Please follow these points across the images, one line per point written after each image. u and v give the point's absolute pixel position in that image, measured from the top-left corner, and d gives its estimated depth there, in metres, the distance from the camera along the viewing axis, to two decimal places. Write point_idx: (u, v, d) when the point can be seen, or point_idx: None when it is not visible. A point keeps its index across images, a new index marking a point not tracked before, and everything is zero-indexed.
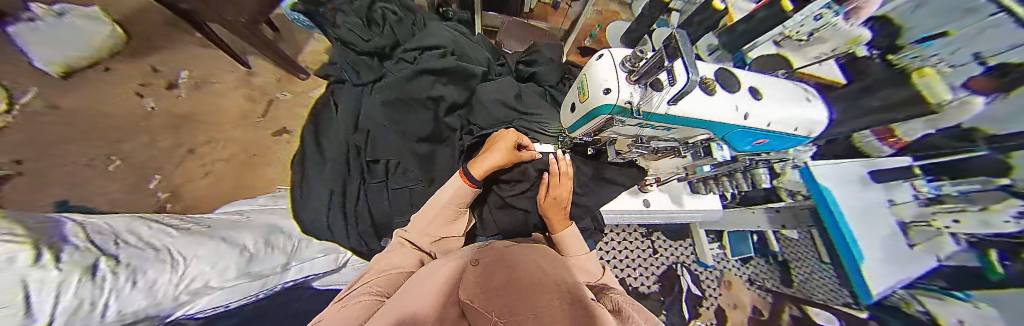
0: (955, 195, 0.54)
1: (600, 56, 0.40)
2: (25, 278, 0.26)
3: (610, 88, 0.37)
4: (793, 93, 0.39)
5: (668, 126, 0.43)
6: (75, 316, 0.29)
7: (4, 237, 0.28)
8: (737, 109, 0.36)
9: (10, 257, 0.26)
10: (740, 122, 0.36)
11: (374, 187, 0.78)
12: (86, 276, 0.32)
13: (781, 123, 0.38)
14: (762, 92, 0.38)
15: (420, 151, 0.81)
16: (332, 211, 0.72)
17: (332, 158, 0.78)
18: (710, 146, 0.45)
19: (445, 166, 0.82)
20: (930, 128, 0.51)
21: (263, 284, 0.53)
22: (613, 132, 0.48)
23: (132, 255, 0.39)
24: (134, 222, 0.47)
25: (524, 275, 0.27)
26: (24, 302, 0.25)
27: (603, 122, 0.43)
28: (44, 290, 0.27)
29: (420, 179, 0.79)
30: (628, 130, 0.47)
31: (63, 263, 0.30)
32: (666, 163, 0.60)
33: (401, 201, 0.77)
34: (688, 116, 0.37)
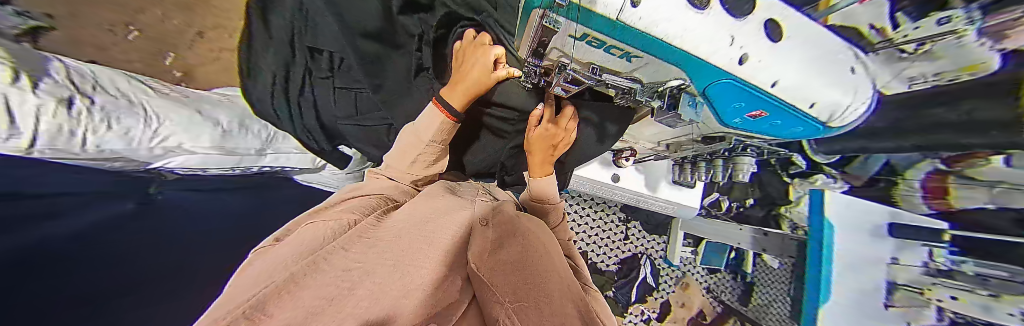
0: (971, 275, 0.47)
1: None
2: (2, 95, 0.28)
3: None
4: (834, 49, 0.22)
5: (632, 57, 0.22)
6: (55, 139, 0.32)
7: None
8: (730, 46, 0.19)
9: None
10: (733, 71, 0.20)
11: (317, 83, 0.56)
12: (64, 108, 0.34)
13: (799, 95, 0.21)
14: (784, 30, 0.20)
15: (369, 49, 0.50)
16: (279, 102, 0.55)
17: (274, 35, 0.51)
18: (680, 99, 0.26)
19: (399, 78, 0.53)
20: (994, 201, 0.43)
21: (237, 162, 0.58)
22: (561, 50, 0.25)
23: (109, 100, 0.40)
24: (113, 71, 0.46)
25: (536, 254, 0.32)
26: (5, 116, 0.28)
27: (537, 31, 0.22)
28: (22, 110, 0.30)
29: (364, 84, 0.53)
30: (577, 54, 0.24)
31: (40, 91, 0.32)
32: (648, 132, 0.48)
33: (347, 105, 0.57)
34: (656, 33, 0.17)
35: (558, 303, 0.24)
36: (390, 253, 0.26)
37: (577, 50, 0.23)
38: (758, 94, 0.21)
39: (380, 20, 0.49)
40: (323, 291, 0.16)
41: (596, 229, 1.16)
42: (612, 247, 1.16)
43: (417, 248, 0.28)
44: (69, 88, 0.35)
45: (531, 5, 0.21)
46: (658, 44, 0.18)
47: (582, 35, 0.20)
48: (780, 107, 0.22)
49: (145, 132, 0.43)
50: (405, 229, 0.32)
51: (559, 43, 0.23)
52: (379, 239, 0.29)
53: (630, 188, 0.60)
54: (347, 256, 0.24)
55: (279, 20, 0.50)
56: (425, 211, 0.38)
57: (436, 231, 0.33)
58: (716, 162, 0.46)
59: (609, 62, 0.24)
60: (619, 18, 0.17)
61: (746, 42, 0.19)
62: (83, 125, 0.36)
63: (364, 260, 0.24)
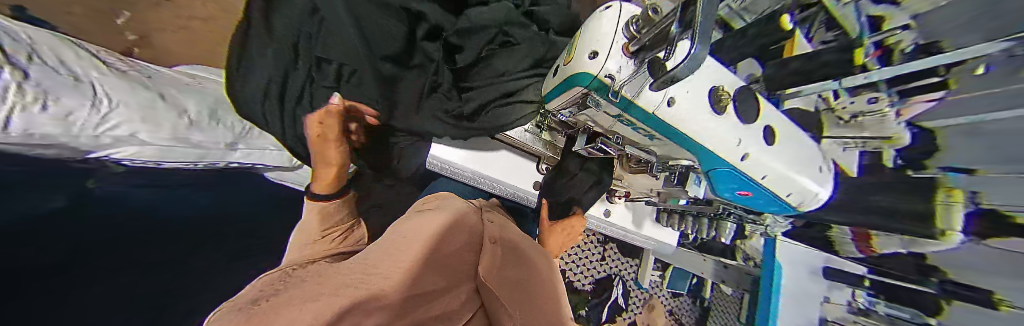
0: (882, 314, 0.53)
1: (609, 8, 0.22)
2: None
3: (598, 50, 0.21)
4: (807, 151, 0.26)
5: (651, 135, 0.26)
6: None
7: None
8: (737, 145, 0.22)
9: None
10: (734, 164, 0.23)
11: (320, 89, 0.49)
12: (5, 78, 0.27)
13: (780, 185, 0.25)
14: (777, 135, 0.24)
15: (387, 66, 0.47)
16: (270, 109, 0.47)
17: (275, 32, 0.43)
18: (689, 177, 0.33)
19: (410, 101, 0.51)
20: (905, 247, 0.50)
21: (201, 156, 0.52)
22: (589, 117, 0.30)
23: (49, 73, 0.32)
24: (50, 39, 0.38)
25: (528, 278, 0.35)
26: None
27: (574, 97, 0.27)
28: None
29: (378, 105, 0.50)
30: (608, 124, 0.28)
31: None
32: (641, 181, 0.53)
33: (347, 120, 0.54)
34: (681, 129, 0.22)
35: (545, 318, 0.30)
36: (383, 262, 0.26)
37: (604, 121, 0.28)
38: (750, 182, 0.24)
39: (401, 43, 0.47)
40: (326, 295, 0.18)
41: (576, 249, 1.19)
42: (590, 267, 1.20)
43: (394, 251, 0.27)
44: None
45: (573, 81, 0.24)
46: (677, 134, 0.22)
47: (618, 115, 0.25)
48: (762, 192, 0.26)
49: (91, 116, 0.36)
50: (392, 240, 0.30)
51: (593, 112, 0.28)
52: (374, 256, 0.28)
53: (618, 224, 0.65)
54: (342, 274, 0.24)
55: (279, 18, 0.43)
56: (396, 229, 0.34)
57: (414, 230, 0.31)
58: (703, 218, 0.51)
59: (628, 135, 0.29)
60: (657, 112, 0.21)
61: (749, 143, 0.22)
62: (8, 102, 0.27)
63: (377, 269, 0.25)
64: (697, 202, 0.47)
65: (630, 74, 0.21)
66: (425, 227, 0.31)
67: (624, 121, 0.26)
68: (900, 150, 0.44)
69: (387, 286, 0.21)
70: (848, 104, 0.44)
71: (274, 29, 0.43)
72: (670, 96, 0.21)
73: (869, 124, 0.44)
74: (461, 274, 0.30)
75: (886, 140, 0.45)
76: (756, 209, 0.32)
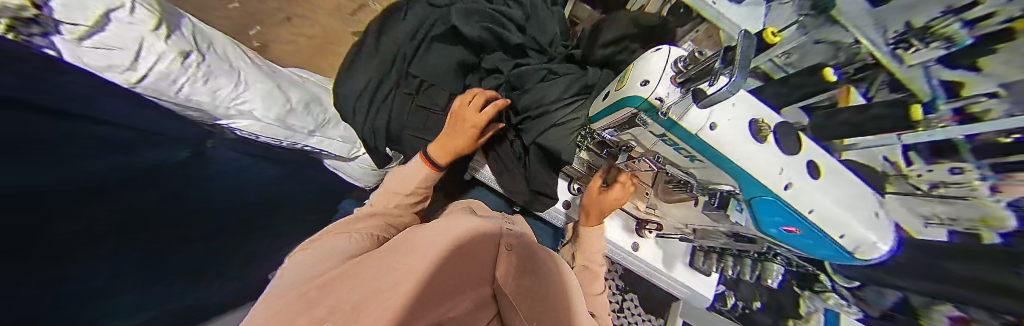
0: None
1: (659, 50, 0.28)
2: (144, 38, 0.38)
3: (650, 79, 0.26)
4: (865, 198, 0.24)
5: (693, 156, 0.28)
6: (161, 74, 0.40)
7: (144, 5, 0.39)
8: (779, 174, 0.23)
9: (142, 19, 0.37)
10: (777, 192, 0.23)
11: (404, 90, 0.68)
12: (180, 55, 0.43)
13: (838, 227, 0.23)
14: (824, 171, 0.24)
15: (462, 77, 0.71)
16: (362, 100, 0.65)
17: (382, 51, 0.69)
18: (729, 202, 0.33)
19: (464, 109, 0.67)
20: None
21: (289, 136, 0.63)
22: (633, 136, 0.33)
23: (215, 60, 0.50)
24: (225, 43, 0.58)
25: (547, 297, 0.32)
26: (138, 50, 0.37)
27: (624, 117, 0.30)
28: (150, 50, 0.38)
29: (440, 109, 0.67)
30: (651, 144, 0.32)
31: (169, 38, 0.41)
32: (676, 212, 0.51)
33: (415, 119, 0.67)
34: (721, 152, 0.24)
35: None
36: (379, 278, 0.25)
37: (647, 139, 0.31)
38: (796, 216, 0.23)
39: None
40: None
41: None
42: None
43: (409, 262, 0.27)
44: (192, 46, 0.45)
45: (624, 102, 0.29)
46: (717, 156, 0.25)
47: (662, 135, 0.28)
48: (812, 232, 0.24)
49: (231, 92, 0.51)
50: (404, 248, 0.32)
51: (637, 131, 0.31)
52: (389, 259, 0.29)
53: (647, 260, 0.60)
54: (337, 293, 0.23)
55: (391, 45, 0.70)
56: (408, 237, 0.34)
57: (431, 237, 0.31)
58: (745, 259, 0.50)
59: (669, 154, 0.32)
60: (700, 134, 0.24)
61: (792, 174, 0.23)
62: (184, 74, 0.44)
63: (394, 264, 0.27)
64: (738, 241, 0.44)
65: (678, 100, 0.24)
66: (434, 241, 0.31)
67: (667, 141, 0.29)
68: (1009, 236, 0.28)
69: (389, 300, 0.21)
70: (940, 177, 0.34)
71: (385, 48, 0.70)
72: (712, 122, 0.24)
73: (952, 199, 0.33)
74: (476, 282, 0.29)
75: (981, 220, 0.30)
76: (809, 254, 0.29)
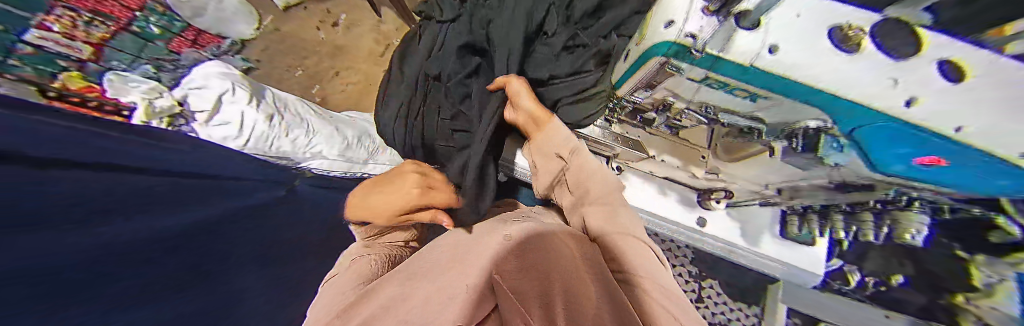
0: None
1: None
2: (241, 109, 0.58)
3: (675, 20, 0.24)
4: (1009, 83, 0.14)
5: (754, 93, 0.25)
6: (258, 139, 0.58)
7: (240, 83, 0.63)
8: (894, 88, 0.18)
9: (234, 90, 0.60)
10: (895, 114, 0.18)
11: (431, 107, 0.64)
12: (268, 120, 0.61)
13: (993, 135, 0.16)
14: (965, 68, 0.16)
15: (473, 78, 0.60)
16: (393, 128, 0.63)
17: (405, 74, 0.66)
18: (820, 140, 0.26)
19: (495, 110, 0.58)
20: None
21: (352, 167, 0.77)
22: (666, 90, 0.32)
23: (291, 121, 0.67)
24: (298, 102, 0.76)
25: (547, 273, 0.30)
26: (237, 117, 0.57)
27: (653, 71, 0.30)
28: (235, 104, 0.59)
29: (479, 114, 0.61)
30: (698, 92, 0.29)
31: (252, 98, 0.62)
32: (751, 173, 0.43)
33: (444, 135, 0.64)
34: (798, 77, 0.20)
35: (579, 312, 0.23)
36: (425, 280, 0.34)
37: (693, 90, 0.30)
38: (933, 138, 0.18)
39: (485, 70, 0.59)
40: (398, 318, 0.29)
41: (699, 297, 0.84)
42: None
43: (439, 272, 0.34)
44: (270, 110, 0.64)
45: (653, 54, 0.27)
46: (788, 84, 0.21)
47: (704, 78, 0.26)
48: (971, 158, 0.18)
49: (303, 139, 0.66)
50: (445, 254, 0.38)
51: (674, 82, 0.30)
52: (423, 259, 0.38)
53: (719, 235, 0.51)
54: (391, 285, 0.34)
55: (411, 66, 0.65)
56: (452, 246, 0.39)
57: (475, 249, 0.37)
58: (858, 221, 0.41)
59: (725, 102, 0.29)
60: (755, 63, 0.21)
61: (920, 83, 0.17)
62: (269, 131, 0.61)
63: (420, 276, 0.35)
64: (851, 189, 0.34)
65: (712, 29, 0.22)
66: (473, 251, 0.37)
67: (712, 83, 0.27)
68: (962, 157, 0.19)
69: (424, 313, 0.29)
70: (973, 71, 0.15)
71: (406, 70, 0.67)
72: (771, 42, 0.20)
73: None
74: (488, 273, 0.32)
75: None
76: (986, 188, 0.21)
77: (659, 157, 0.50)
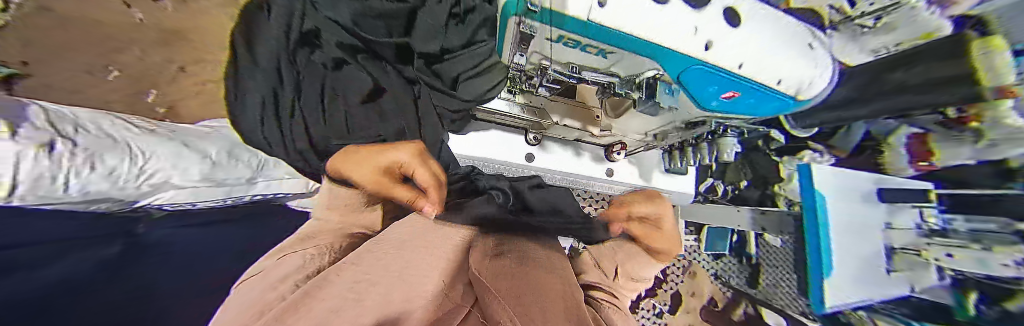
0: (963, 232, 0.54)
1: None
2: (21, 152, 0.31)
3: None
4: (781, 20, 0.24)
5: (603, 50, 0.25)
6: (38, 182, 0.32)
7: None
8: (696, 35, 0.21)
9: None
10: (701, 57, 0.22)
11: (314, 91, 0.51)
12: (44, 150, 0.33)
13: (765, 70, 0.23)
14: (742, 16, 0.23)
15: (363, 54, 0.56)
16: (268, 128, 0.48)
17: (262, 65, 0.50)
18: (657, 87, 0.33)
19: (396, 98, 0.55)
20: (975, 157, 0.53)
21: (228, 192, 0.59)
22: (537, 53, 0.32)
23: (89, 141, 0.40)
24: (98, 114, 0.46)
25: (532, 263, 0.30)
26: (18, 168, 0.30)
27: (516, 34, 0.28)
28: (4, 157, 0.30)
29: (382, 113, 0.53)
30: (553, 54, 0.30)
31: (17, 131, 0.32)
32: (633, 123, 0.54)
33: (337, 127, 0.51)
34: (623, 29, 0.21)
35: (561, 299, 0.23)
36: (392, 266, 0.28)
37: (553, 50, 0.29)
38: (729, 77, 0.24)
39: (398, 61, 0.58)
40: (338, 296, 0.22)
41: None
42: None
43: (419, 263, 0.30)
44: (49, 132, 0.35)
45: (508, 13, 0.26)
46: (633, 40, 0.22)
47: (558, 37, 0.25)
48: (748, 87, 0.25)
49: (132, 169, 0.43)
50: (404, 242, 0.33)
51: (539, 45, 0.29)
52: (377, 245, 0.33)
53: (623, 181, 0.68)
54: (343, 274, 0.25)
55: (267, 53, 0.50)
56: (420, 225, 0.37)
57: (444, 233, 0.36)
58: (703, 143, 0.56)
59: (584, 60, 0.30)
60: (590, 18, 0.20)
61: (708, 31, 0.21)
62: (63, 167, 0.35)
63: (373, 272, 0.26)
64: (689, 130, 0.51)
65: None
66: (440, 242, 0.36)
67: (570, 43, 0.26)
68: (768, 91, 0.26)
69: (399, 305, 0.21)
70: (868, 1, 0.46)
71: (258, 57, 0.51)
72: None
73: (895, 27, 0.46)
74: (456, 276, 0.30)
75: (920, 35, 0.43)
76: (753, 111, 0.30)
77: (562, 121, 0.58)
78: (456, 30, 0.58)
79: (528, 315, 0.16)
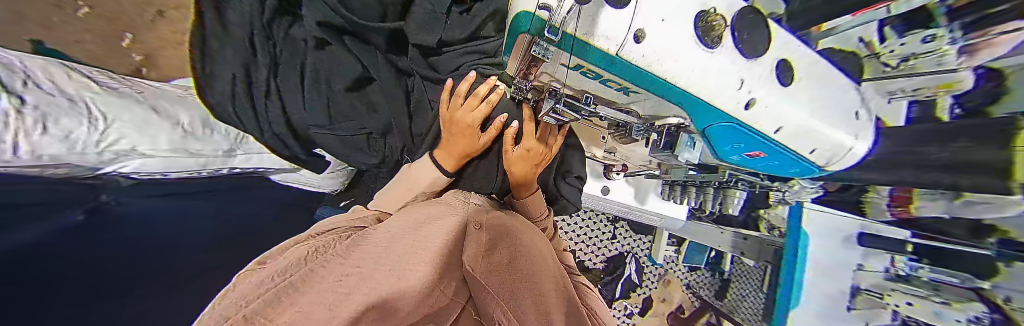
0: (927, 280, 0.53)
1: None
2: None
3: None
4: (827, 83, 0.22)
5: (624, 86, 0.23)
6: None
7: None
8: (740, 89, 0.19)
9: None
10: (737, 115, 0.20)
11: (291, 70, 0.56)
12: None
13: (799, 138, 0.22)
14: (795, 73, 0.21)
15: (349, 37, 0.58)
16: (241, 106, 0.53)
17: (232, 32, 0.50)
18: (681, 139, 0.33)
19: (385, 86, 0.60)
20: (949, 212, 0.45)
21: (203, 164, 0.55)
22: (548, 76, 0.27)
23: (41, 99, 0.34)
24: (47, 65, 0.39)
25: (531, 264, 0.30)
26: None
27: (525, 53, 0.24)
28: None
29: (367, 99, 0.60)
30: (566, 79, 0.26)
31: None
32: (637, 152, 0.51)
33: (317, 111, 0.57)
34: (658, 73, 0.17)
35: (555, 305, 0.24)
36: (384, 251, 0.24)
37: (568, 77, 0.26)
38: (761, 138, 0.22)
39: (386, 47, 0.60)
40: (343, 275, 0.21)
41: (572, 225, 1.14)
42: (589, 244, 1.16)
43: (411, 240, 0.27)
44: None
45: (519, 27, 0.21)
46: (656, 81, 0.18)
47: (577, 66, 0.21)
48: (778, 150, 0.23)
49: (89, 134, 0.38)
50: (399, 233, 0.29)
51: (551, 68, 0.25)
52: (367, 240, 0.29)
53: (619, 197, 0.67)
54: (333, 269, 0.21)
55: (237, 17, 0.51)
56: (412, 217, 0.34)
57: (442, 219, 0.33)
58: (709, 188, 0.57)
59: (602, 91, 0.27)
60: (619, 53, 0.17)
61: (754, 87, 0.19)
62: (13, 128, 0.30)
63: (365, 264, 0.21)
64: (704, 172, 0.49)
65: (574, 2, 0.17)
66: (445, 219, 0.33)
67: (586, 72, 0.22)
68: (800, 158, 0.24)
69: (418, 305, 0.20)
70: (899, 43, 0.43)
71: (230, 23, 0.50)
72: (636, 27, 0.16)
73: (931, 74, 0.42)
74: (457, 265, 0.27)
75: (943, 85, 0.42)
76: (773, 170, 0.30)
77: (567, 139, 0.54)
78: (458, 21, 0.55)
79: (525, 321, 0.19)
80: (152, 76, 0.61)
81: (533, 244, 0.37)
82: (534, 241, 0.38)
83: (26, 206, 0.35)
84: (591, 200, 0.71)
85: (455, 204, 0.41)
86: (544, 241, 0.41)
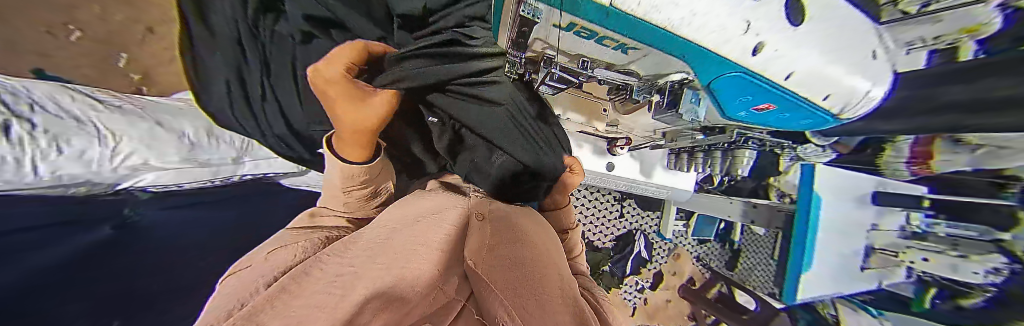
0: (941, 236, 0.59)
1: None
2: None
3: None
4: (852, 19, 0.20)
5: (623, 43, 0.22)
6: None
7: None
8: (745, 34, 0.16)
9: None
10: (744, 63, 0.18)
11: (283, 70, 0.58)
12: None
13: (807, 85, 0.20)
14: (807, 9, 0.17)
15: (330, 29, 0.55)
16: (240, 112, 0.57)
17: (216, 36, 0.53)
18: (685, 94, 0.33)
19: None
20: (974, 164, 0.50)
21: (214, 173, 0.57)
22: (541, 41, 0.26)
23: (49, 119, 0.35)
24: (58, 88, 0.39)
25: (529, 258, 0.30)
26: None
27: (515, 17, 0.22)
28: None
29: None
30: (562, 42, 0.25)
31: None
32: (643, 123, 0.51)
33: (316, 112, 0.60)
34: (658, 22, 0.15)
35: (558, 300, 0.24)
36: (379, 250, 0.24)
37: (564, 40, 0.25)
38: (769, 87, 0.21)
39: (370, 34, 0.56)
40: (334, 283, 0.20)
41: (579, 207, 1.14)
42: (597, 225, 1.17)
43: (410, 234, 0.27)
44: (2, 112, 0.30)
45: None
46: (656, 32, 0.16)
47: (569, 25, 0.20)
48: (788, 99, 0.22)
49: (102, 152, 0.39)
50: (398, 227, 0.29)
51: (541, 31, 0.24)
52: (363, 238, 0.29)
53: (623, 173, 0.67)
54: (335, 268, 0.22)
55: (222, 19, 0.49)
56: (409, 211, 0.34)
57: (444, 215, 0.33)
58: (715, 153, 0.55)
59: (598, 52, 0.26)
60: (612, 3, 0.14)
61: (763, 29, 0.17)
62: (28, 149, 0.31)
63: (358, 263, 0.21)
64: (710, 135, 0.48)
65: None
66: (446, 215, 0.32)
67: (580, 31, 0.21)
68: (815, 106, 0.23)
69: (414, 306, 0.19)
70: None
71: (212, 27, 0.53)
72: None
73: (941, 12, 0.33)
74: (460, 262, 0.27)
75: (964, 30, 0.36)
76: (782, 123, 0.28)
77: (566, 116, 0.54)
78: None
79: (525, 316, 0.19)
80: (153, 94, 0.55)
81: (533, 237, 0.36)
82: (534, 235, 0.37)
83: (43, 227, 0.36)
84: (597, 178, 0.71)
85: (455, 197, 0.41)
86: (548, 236, 0.41)
